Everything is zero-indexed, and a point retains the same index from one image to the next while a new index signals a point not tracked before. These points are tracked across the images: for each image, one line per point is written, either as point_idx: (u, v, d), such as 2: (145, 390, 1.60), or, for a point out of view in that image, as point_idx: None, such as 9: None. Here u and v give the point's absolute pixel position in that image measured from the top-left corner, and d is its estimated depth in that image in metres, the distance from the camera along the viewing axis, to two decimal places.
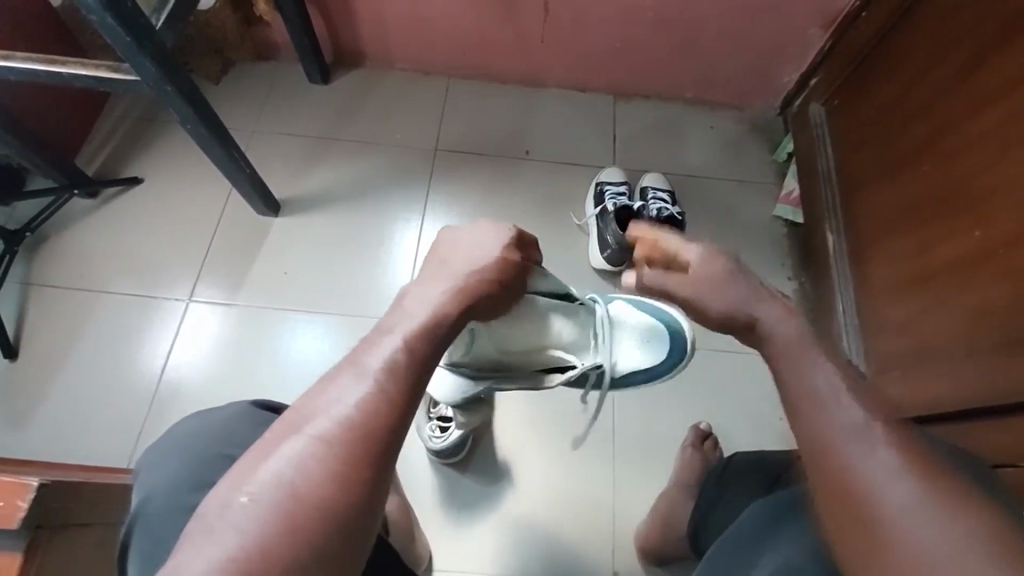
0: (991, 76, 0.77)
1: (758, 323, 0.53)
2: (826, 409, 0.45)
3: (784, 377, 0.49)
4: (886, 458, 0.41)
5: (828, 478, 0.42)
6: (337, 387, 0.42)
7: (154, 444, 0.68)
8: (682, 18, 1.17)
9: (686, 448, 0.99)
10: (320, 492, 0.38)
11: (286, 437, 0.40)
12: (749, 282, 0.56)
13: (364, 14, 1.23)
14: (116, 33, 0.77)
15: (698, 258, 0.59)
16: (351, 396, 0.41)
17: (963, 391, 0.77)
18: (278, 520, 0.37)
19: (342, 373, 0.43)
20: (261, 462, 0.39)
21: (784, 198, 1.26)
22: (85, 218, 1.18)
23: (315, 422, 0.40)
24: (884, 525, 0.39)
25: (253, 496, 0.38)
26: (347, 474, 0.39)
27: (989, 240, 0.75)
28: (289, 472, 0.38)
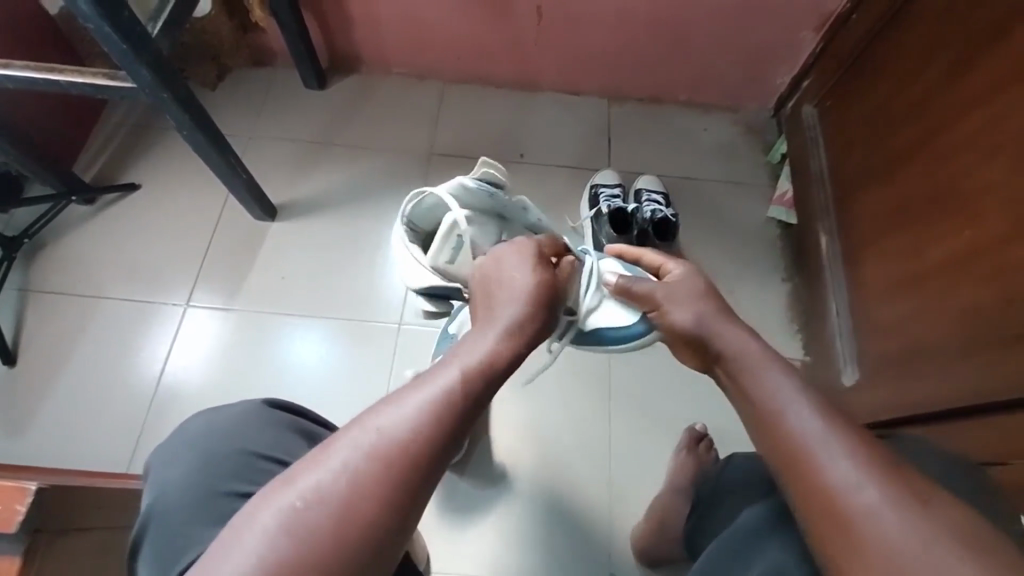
0: (979, 78, 0.78)
1: (721, 339, 0.58)
2: (793, 418, 0.49)
3: (751, 383, 0.54)
4: (849, 462, 0.45)
5: (799, 485, 0.46)
6: (386, 410, 0.46)
7: (165, 441, 0.68)
8: (674, 21, 1.18)
9: (680, 450, 1.00)
10: (363, 501, 0.42)
11: (332, 455, 0.43)
12: (719, 302, 0.62)
13: (360, 20, 1.24)
14: (112, 42, 0.78)
15: (682, 274, 0.67)
16: (398, 419, 0.45)
17: (951, 391, 0.78)
18: (323, 521, 0.41)
19: (389, 404, 0.46)
20: (308, 466, 0.43)
21: (778, 200, 1.27)
22: (83, 225, 1.19)
23: (359, 444, 0.44)
24: (853, 527, 0.42)
25: (300, 499, 0.42)
26: (385, 488, 0.42)
27: (980, 239, 0.76)
28: (333, 479, 0.42)
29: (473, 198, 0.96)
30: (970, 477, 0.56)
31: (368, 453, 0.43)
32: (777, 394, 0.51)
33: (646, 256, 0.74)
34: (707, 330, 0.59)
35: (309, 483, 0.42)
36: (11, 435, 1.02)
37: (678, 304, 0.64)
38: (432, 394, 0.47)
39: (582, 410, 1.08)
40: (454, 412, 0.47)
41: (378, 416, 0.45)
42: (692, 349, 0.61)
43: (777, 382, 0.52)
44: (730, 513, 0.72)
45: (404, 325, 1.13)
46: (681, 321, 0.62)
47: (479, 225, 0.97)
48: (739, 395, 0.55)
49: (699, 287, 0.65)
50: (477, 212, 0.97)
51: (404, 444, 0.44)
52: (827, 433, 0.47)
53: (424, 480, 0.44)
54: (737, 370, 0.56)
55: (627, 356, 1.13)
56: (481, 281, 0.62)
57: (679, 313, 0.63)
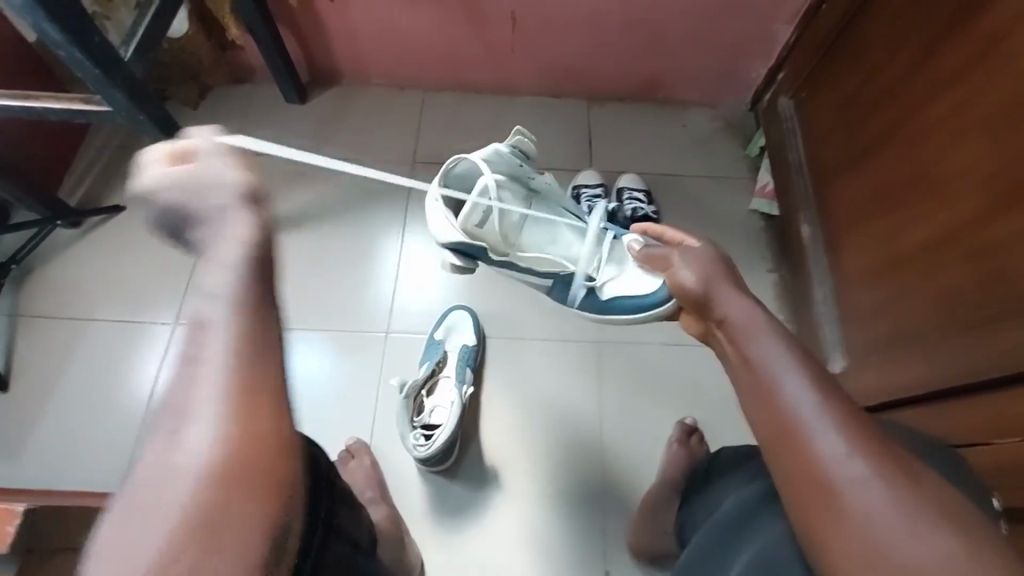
0: (956, 51, 0.78)
1: (721, 301, 0.59)
2: (787, 390, 0.48)
3: (748, 350, 0.53)
4: (838, 435, 0.44)
5: (788, 457, 0.46)
6: (172, 405, 0.41)
7: (136, 462, 0.68)
8: (647, 20, 1.20)
9: (672, 444, 1.00)
10: (204, 500, 0.39)
11: (166, 447, 0.40)
12: (729, 269, 0.64)
13: (336, 33, 1.26)
14: (84, 67, 0.79)
15: (697, 244, 0.68)
16: (193, 407, 0.41)
17: (932, 373, 0.79)
18: (168, 542, 0.37)
19: (191, 370, 0.42)
20: (131, 503, 0.39)
21: (759, 192, 1.28)
22: (71, 248, 1.20)
23: (187, 420, 0.41)
24: (839, 497, 0.42)
25: (132, 533, 0.38)
26: (224, 477, 0.39)
27: (958, 217, 0.76)
28: (160, 499, 0.38)
29: (507, 163, 0.82)
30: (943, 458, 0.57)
31: (184, 456, 0.40)
32: (771, 362, 0.50)
33: (670, 233, 0.72)
34: (713, 293, 0.60)
35: (139, 514, 0.38)
36: (6, 459, 1.03)
37: (686, 263, 0.65)
38: (206, 370, 0.42)
39: (572, 408, 1.08)
40: (245, 379, 0.42)
41: (176, 418, 0.41)
42: (697, 312, 0.63)
43: (772, 347, 0.52)
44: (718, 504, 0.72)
45: (393, 333, 1.14)
46: (686, 280, 0.63)
47: (513, 193, 0.84)
48: (737, 363, 0.54)
49: (715, 256, 0.65)
50: (510, 180, 0.83)
51: (225, 428, 0.40)
52: (817, 403, 0.46)
53: (267, 457, 0.41)
54: (735, 332, 0.56)
55: (615, 352, 1.13)
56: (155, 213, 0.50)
57: (683, 273, 0.64)
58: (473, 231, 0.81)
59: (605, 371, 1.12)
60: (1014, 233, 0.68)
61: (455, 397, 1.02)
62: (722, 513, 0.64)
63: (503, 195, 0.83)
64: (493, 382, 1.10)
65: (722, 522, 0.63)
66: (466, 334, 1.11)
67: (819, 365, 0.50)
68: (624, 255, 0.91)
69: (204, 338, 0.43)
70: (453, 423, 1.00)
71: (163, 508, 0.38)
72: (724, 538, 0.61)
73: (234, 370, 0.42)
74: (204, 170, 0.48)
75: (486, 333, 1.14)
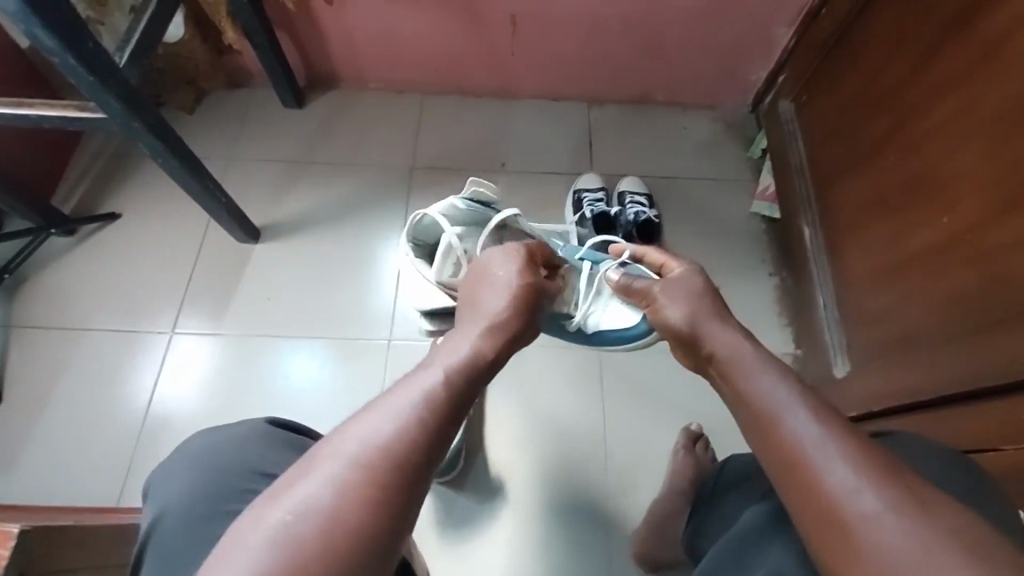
0: (949, 62, 0.78)
1: (707, 338, 0.60)
2: (790, 422, 0.48)
3: (744, 383, 0.54)
4: (848, 466, 0.44)
5: (800, 490, 0.45)
6: (375, 412, 0.46)
7: (159, 466, 0.67)
8: (647, 23, 1.19)
9: (678, 451, 0.99)
10: (357, 509, 0.41)
11: (328, 461, 0.43)
12: (714, 301, 0.64)
13: (334, 37, 1.24)
14: (79, 74, 0.78)
15: (682, 270, 0.70)
16: (390, 422, 0.45)
17: (935, 381, 0.78)
18: (313, 535, 0.39)
19: (383, 405, 0.47)
20: (297, 480, 0.42)
21: (761, 195, 1.27)
22: (63, 257, 1.18)
23: (356, 450, 0.44)
24: (852, 532, 0.42)
25: (289, 515, 0.40)
26: (377, 494, 0.42)
27: (957, 227, 0.76)
28: (324, 491, 0.41)
29: (467, 216, 0.85)
30: (955, 468, 0.57)
31: (358, 460, 0.43)
32: (772, 397, 0.51)
33: (649, 255, 0.77)
34: (700, 328, 0.61)
35: (299, 499, 0.41)
36: None
37: (672, 299, 0.66)
38: (421, 396, 0.48)
39: (574, 415, 1.07)
40: (438, 416, 0.47)
41: (366, 423, 0.45)
42: (685, 345, 0.63)
43: (770, 381, 0.52)
44: (729, 514, 0.72)
45: (395, 340, 1.13)
46: (672, 318, 0.65)
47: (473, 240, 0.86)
48: (734, 397, 0.54)
49: (697, 287, 0.67)
50: (471, 228, 0.86)
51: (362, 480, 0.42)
52: (822, 435, 0.46)
53: (407, 493, 0.43)
54: (728, 367, 0.56)
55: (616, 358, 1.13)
56: (475, 270, 0.67)
57: (670, 307, 0.66)
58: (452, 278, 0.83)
59: (607, 379, 1.11)
60: (1011, 244, 0.68)
61: None
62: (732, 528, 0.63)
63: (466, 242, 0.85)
64: (496, 389, 1.09)
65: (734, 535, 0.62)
66: None
67: (819, 395, 0.51)
68: (602, 289, 0.89)
69: (431, 373, 0.51)
70: (456, 433, 0.99)
71: (319, 500, 0.41)
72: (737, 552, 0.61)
73: (436, 402, 0.48)
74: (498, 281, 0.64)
75: None
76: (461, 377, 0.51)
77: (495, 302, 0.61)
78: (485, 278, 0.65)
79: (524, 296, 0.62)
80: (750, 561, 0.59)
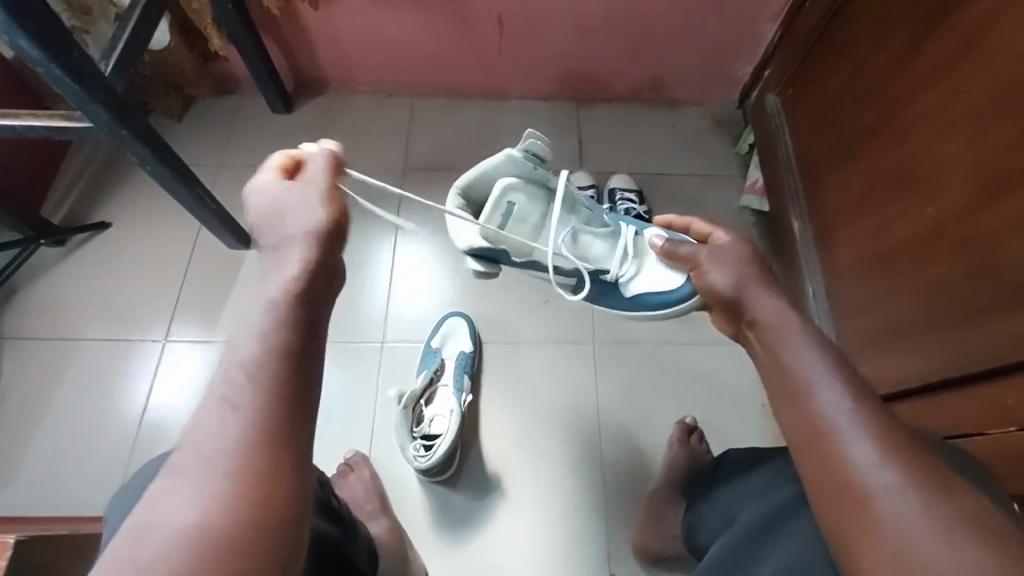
0: (931, 53, 0.79)
1: (756, 302, 0.59)
2: (820, 395, 0.49)
3: (781, 349, 0.54)
4: (872, 443, 0.45)
5: (822, 462, 0.46)
6: (210, 414, 0.42)
7: (125, 487, 0.67)
8: (633, 20, 1.20)
9: (673, 444, 1.00)
10: (241, 507, 0.38)
11: (179, 476, 0.39)
12: (762, 269, 0.63)
13: (322, 42, 1.25)
14: (64, 84, 0.78)
15: (730, 237, 0.69)
16: (232, 414, 0.41)
17: (930, 364, 0.79)
18: (175, 557, 0.36)
19: (219, 397, 0.42)
20: (154, 507, 0.38)
21: (750, 189, 1.28)
22: (54, 267, 1.18)
23: (207, 454, 0.40)
24: (870, 506, 0.43)
25: (141, 548, 0.36)
26: (250, 485, 0.39)
27: (941, 213, 0.77)
28: (190, 505, 0.38)
29: (522, 167, 0.81)
30: (945, 452, 0.58)
31: (210, 466, 0.39)
32: (807, 369, 0.51)
33: (695, 225, 0.75)
34: (745, 293, 0.61)
35: (166, 521, 0.37)
36: None
37: (717, 265, 0.65)
38: (248, 377, 0.43)
39: (574, 411, 1.08)
40: (278, 399, 0.42)
41: (215, 423, 0.41)
42: (727, 310, 0.64)
43: (808, 350, 0.52)
44: (727, 508, 0.72)
45: (388, 342, 1.13)
46: (719, 280, 0.64)
47: (526, 195, 0.83)
48: (769, 364, 0.55)
49: (743, 253, 0.66)
50: (526, 183, 0.83)
51: (242, 478, 0.39)
52: (850, 411, 0.47)
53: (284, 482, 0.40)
54: (767, 332, 0.56)
55: (616, 351, 1.13)
56: (257, 215, 0.55)
57: (717, 271, 0.65)
58: (494, 235, 0.82)
59: (606, 372, 1.11)
60: (998, 229, 0.69)
61: (454, 405, 1.02)
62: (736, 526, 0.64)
63: (516, 196, 0.82)
64: (492, 388, 1.09)
65: (741, 527, 0.63)
66: (463, 341, 1.10)
67: (858, 374, 0.50)
68: (644, 254, 0.91)
69: (244, 344, 0.45)
70: (453, 433, 0.99)
71: (182, 519, 0.37)
72: (744, 544, 0.61)
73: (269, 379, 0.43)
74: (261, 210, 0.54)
75: (482, 339, 1.14)
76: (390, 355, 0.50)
77: (294, 230, 0.52)
78: (277, 212, 0.54)
79: (336, 213, 0.53)
80: (758, 558, 0.60)
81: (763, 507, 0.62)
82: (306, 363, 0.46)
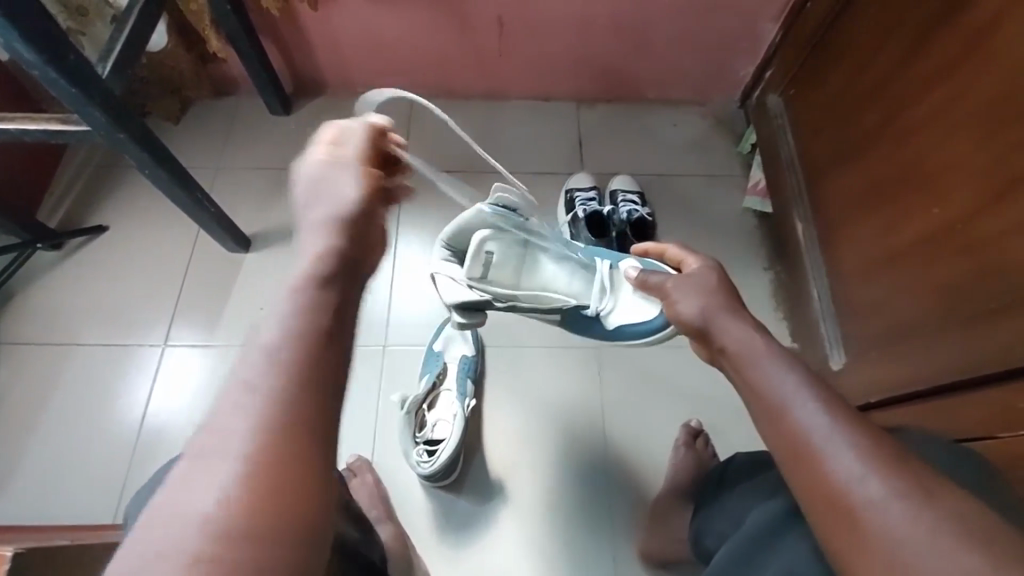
0: (932, 56, 0.79)
1: (720, 334, 0.60)
2: (797, 410, 0.49)
3: (758, 372, 0.54)
4: (855, 455, 0.44)
5: (807, 478, 0.46)
6: (240, 385, 0.40)
7: (140, 493, 0.67)
8: (633, 20, 1.19)
9: (679, 448, 0.99)
10: (268, 479, 0.37)
11: (205, 452, 0.37)
12: (729, 294, 0.64)
13: (320, 43, 1.24)
14: (60, 87, 0.76)
15: (697, 266, 0.69)
16: (263, 383, 0.40)
17: (933, 368, 0.79)
18: (208, 533, 0.34)
19: (247, 369, 0.40)
20: (172, 501, 0.35)
21: (752, 190, 1.27)
22: (50, 272, 1.16)
23: (232, 427, 0.38)
24: (860, 519, 0.42)
25: (182, 519, 0.34)
26: (276, 458, 0.37)
27: (946, 216, 0.77)
28: (218, 483, 0.36)
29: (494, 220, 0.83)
30: (954, 459, 0.57)
31: (246, 439, 0.37)
32: (782, 387, 0.51)
33: (669, 252, 0.76)
34: (713, 321, 0.61)
35: (190, 498, 0.35)
36: None
37: (683, 294, 0.66)
38: (282, 346, 0.41)
39: (579, 417, 1.07)
40: (312, 370, 0.41)
41: (242, 394, 0.39)
42: (699, 338, 0.64)
43: (781, 368, 0.53)
44: (733, 512, 0.72)
45: (389, 346, 1.12)
46: (686, 312, 0.64)
47: (502, 246, 0.86)
48: (746, 388, 0.55)
49: (711, 281, 0.66)
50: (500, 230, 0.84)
51: (268, 445, 0.38)
52: (830, 424, 0.47)
53: (310, 451, 0.39)
54: (739, 356, 0.57)
55: (618, 355, 1.13)
56: (300, 194, 0.54)
57: (682, 303, 0.65)
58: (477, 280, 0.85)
59: (608, 377, 1.10)
60: (1009, 227, 0.68)
61: (458, 410, 1.01)
62: (742, 531, 0.63)
63: (493, 246, 0.86)
64: (494, 392, 1.08)
65: (746, 531, 0.62)
66: (466, 345, 1.09)
67: (830, 387, 0.51)
68: (619, 284, 0.91)
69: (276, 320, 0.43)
70: (456, 437, 0.98)
71: (200, 514, 0.35)
72: (748, 549, 0.61)
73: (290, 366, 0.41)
74: (309, 177, 0.53)
75: (484, 342, 1.13)
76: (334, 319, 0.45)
77: (333, 206, 0.52)
78: (320, 189, 0.52)
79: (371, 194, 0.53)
80: (762, 562, 0.59)
81: (768, 510, 0.62)
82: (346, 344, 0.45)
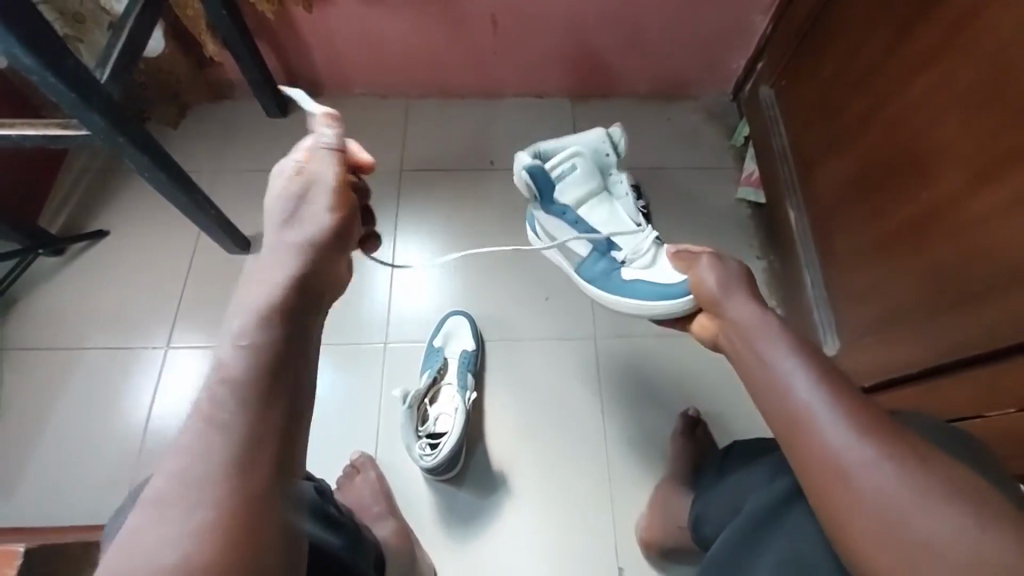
0: (918, 43, 0.80)
1: (730, 309, 0.64)
2: (793, 389, 0.50)
3: (760, 352, 0.56)
4: (848, 427, 0.46)
5: (802, 451, 0.47)
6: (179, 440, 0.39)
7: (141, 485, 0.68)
8: (625, 16, 1.20)
9: (677, 437, 1.01)
10: (223, 522, 0.36)
11: (151, 508, 0.37)
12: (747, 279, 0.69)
13: (316, 45, 1.25)
14: (60, 92, 0.77)
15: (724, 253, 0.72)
16: (203, 434, 0.39)
17: (925, 350, 0.80)
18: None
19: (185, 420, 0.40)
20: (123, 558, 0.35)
21: (746, 181, 1.29)
22: (52, 277, 1.17)
23: (177, 477, 0.38)
24: (851, 485, 0.44)
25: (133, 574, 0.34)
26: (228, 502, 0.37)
27: (936, 200, 0.78)
28: (168, 537, 0.35)
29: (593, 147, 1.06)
30: (945, 437, 0.58)
31: (191, 488, 0.37)
32: (782, 365, 0.52)
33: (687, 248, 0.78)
34: (727, 297, 0.66)
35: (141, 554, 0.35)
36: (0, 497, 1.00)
37: (708, 267, 0.70)
38: (218, 390, 0.41)
39: (578, 410, 1.08)
40: (254, 409, 0.41)
41: (183, 446, 0.39)
42: (709, 307, 0.69)
43: (780, 348, 0.54)
44: (731, 496, 0.73)
45: (390, 342, 1.13)
46: (707, 278, 0.69)
47: (589, 164, 1.04)
48: (748, 363, 0.57)
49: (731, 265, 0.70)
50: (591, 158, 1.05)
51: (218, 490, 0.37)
52: (825, 399, 0.48)
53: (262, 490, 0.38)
54: (744, 328, 0.60)
55: (616, 347, 1.13)
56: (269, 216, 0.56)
57: (703, 275, 0.70)
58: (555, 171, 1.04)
59: (610, 368, 1.12)
60: (995, 208, 0.69)
61: (459, 403, 1.02)
62: (739, 517, 0.64)
63: (583, 160, 1.04)
64: (495, 385, 1.10)
65: (742, 517, 0.63)
66: (465, 340, 1.10)
67: (823, 366, 0.52)
68: (657, 253, 0.97)
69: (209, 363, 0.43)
70: (458, 431, 0.99)
71: (154, 563, 0.35)
72: (746, 532, 0.62)
73: (245, 413, 0.40)
74: (275, 200, 0.56)
75: (484, 336, 1.14)
76: (272, 359, 0.44)
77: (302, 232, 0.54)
78: (292, 210, 0.56)
79: (343, 216, 0.57)
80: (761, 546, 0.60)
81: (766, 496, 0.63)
82: (286, 375, 0.44)
